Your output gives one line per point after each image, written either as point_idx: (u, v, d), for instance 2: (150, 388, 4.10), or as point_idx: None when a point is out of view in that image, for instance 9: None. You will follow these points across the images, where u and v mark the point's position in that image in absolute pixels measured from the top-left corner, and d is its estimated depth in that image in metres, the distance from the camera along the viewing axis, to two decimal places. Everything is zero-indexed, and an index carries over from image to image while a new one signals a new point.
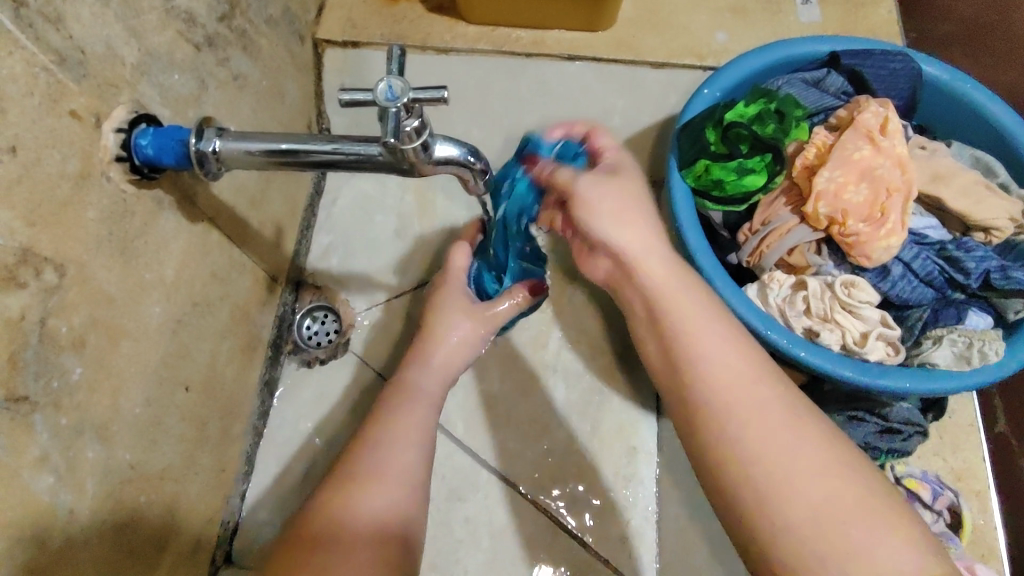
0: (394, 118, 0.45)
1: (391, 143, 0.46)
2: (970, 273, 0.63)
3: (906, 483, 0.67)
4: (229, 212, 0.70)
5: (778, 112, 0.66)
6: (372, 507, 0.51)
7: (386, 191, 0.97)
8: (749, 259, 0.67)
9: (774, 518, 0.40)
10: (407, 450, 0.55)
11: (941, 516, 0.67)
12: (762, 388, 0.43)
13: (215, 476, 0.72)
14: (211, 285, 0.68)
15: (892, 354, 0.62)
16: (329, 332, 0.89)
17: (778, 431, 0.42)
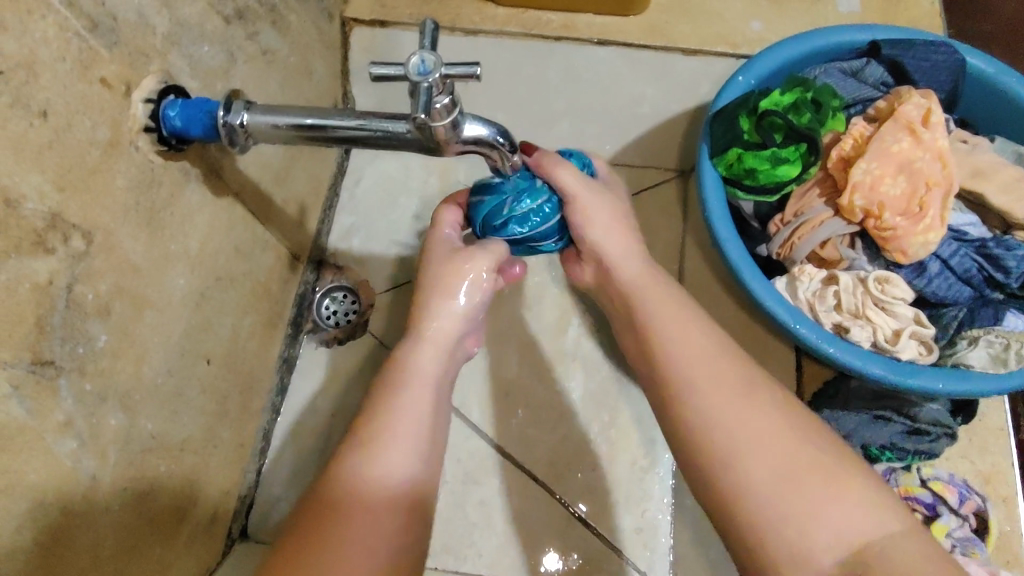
0: (425, 93, 0.44)
1: (421, 119, 0.45)
2: (1010, 272, 0.61)
3: (931, 485, 0.65)
4: (255, 188, 0.71)
5: (814, 101, 0.64)
6: (383, 476, 0.47)
7: (409, 173, 0.97)
8: (779, 252, 0.65)
9: (727, 476, 0.44)
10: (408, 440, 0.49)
11: (966, 521, 0.64)
12: (727, 364, 0.49)
13: (233, 450, 0.72)
14: (235, 261, 0.68)
15: (925, 354, 0.61)
16: (347, 312, 0.89)
17: (744, 414, 0.46)
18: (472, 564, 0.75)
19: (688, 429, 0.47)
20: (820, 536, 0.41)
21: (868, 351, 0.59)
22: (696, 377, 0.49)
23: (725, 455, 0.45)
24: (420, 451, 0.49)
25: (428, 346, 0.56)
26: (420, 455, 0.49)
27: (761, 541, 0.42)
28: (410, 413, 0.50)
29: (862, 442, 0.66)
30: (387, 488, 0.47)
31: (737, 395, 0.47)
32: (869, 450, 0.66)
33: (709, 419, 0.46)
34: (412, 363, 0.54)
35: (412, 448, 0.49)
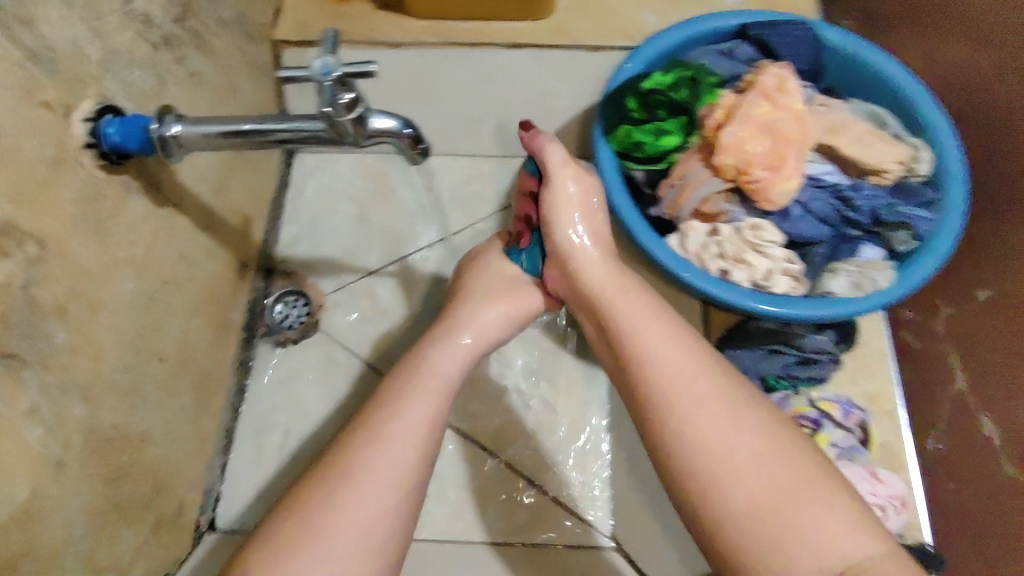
0: (330, 90, 0.51)
1: (328, 113, 0.53)
2: (860, 210, 0.71)
3: (819, 404, 0.73)
4: (194, 200, 0.77)
5: (692, 79, 0.73)
6: (366, 493, 0.50)
7: (348, 180, 1.04)
8: (668, 212, 0.73)
9: (715, 504, 0.47)
10: (400, 450, 0.53)
11: (851, 432, 0.72)
12: (700, 388, 0.52)
13: (195, 445, 0.77)
14: (179, 267, 0.74)
15: (795, 287, 0.69)
16: (300, 314, 0.95)
17: (728, 436, 0.49)
18: (429, 531, 0.81)
19: (668, 457, 0.50)
20: (802, 555, 0.45)
21: (747, 289, 0.67)
22: (679, 399, 0.51)
23: (711, 478, 0.48)
24: (401, 475, 0.52)
25: (440, 367, 0.60)
26: (416, 479, 0.53)
27: (747, 559, 0.46)
28: (409, 437, 0.54)
29: (759, 375, 0.74)
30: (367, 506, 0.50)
31: (717, 418, 0.50)
32: (766, 381, 0.74)
33: (693, 445, 0.49)
34: (416, 383, 0.58)
35: (392, 472, 0.52)
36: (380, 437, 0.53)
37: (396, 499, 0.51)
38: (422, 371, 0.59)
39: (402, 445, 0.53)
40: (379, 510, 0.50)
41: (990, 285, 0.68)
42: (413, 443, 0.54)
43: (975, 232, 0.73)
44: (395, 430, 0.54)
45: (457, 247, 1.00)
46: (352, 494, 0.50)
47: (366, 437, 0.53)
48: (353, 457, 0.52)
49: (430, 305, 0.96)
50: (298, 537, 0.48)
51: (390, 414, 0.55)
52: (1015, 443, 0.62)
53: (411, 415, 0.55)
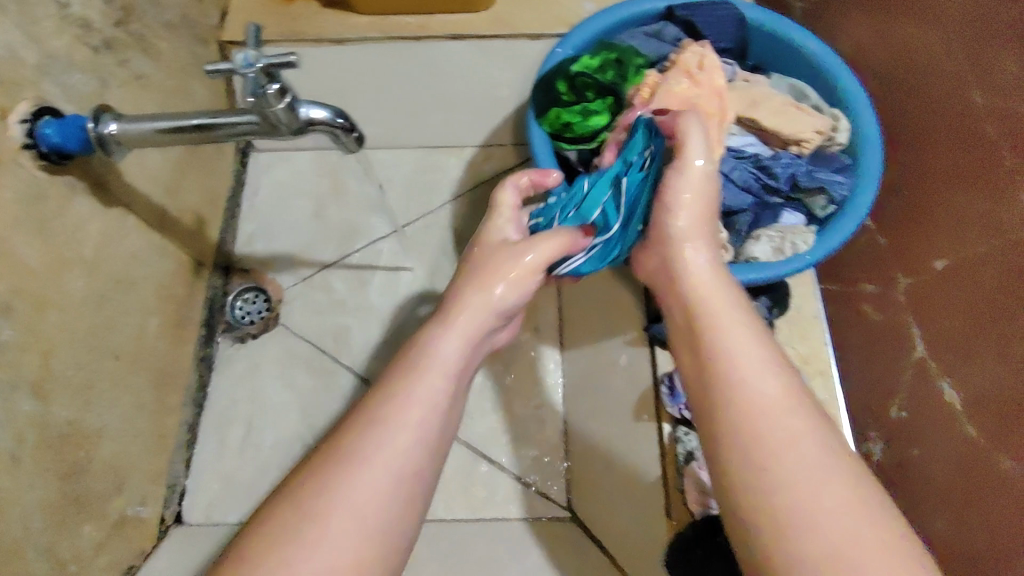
0: (252, 81, 0.53)
1: (253, 100, 0.55)
2: (779, 177, 0.74)
3: None
4: (146, 200, 0.78)
5: (618, 61, 0.74)
6: (356, 477, 0.45)
7: (304, 177, 1.05)
8: None
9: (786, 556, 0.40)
10: (396, 433, 0.47)
11: None
12: (789, 420, 0.45)
13: (155, 440, 0.79)
14: (132, 265, 0.75)
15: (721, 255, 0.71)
16: (260, 310, 0.96)
17: (813, 476, 0.42)
18: None
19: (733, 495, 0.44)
20: None
21: None
22: (763, 429, 0.44)
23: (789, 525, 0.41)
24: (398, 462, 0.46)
25: (448, 351, 0.54)
26: (412, 477, 0.47)
27: None
28: (409, 427, 0.48)
29: None
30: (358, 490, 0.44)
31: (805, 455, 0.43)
32: None
33: (769, 485, 0.42)
34: (421, 369, 0.52)
35: (389, 459, 0.46)
36: (377, 424, 0.47)
37: (382, 496, 0.45)
38: (430, 353, 0.54)
39: (400, 438, 0.47)
40: (359, 512, 0.44)
41: (946, 255, 0.70)
42: (408, 424, 0.48)
43: (917, 198, 0.76)
44: (395, 421, 0.48)
45: (411, 238, 1.02)
46: (337, 490, 0.44)
47: (365, 426, 0.47)
48: (352, 445, 0.46)
49: (386, 294, 0.97)
50: (281, 537, 0.42)
51: (387, 402, 0.49)
52: (973, 406, 0.65)
53: (411, 396, 0.50)
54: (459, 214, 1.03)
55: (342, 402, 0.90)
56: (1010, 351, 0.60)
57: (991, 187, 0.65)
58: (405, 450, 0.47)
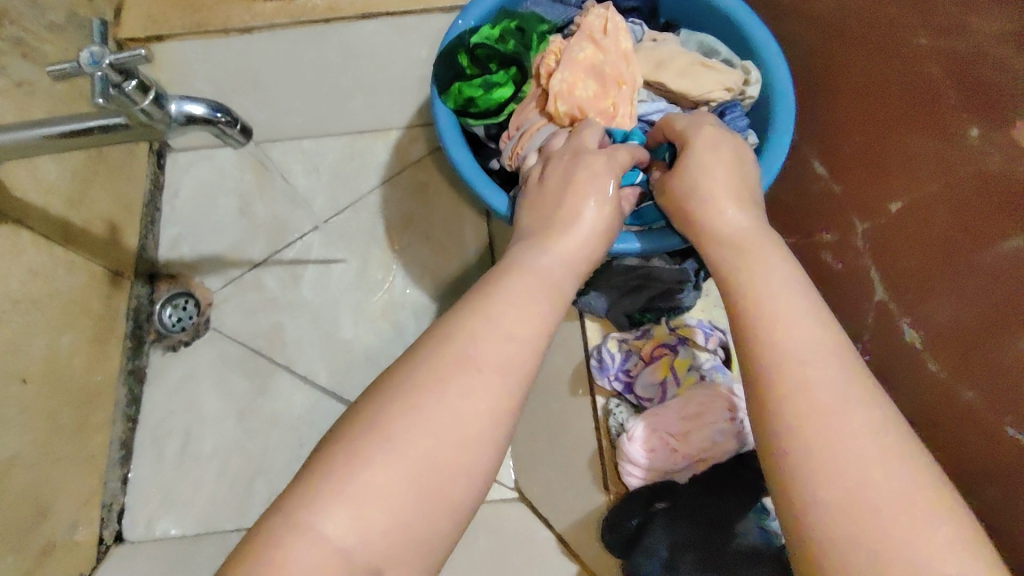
0: (101, 80, 0.51)
1: (105, 101, 0.51)
2: None
3: (679, 329, 0.71)
4: (43, 213, 0.74)
5: (519, 30, 0.71)
6: (447, 395, 0.38)
7: (225, 174, 1.00)
8: (510, 164, 0.69)
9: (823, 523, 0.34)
10: (495, 346, 0.40)
11: (715, 354, 0.70)
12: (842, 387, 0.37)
13: (82, 461, 0.76)
14: (32, 283, 0.71)
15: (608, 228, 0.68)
16: (190, 315, 0.93)
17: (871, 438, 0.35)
18: None
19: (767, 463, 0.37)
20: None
21: None
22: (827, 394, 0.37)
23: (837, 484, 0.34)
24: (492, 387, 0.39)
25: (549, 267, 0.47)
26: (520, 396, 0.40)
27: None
28: (529, 339, 0.41)
29: (624, 313, 0.72)
30: (455, 407, 0.37)
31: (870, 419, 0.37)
32: (632, 316, 0.72)
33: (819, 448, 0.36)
34: (524, 279, 0.44)
35: (484, 379, 0.39)
36: (486, 321, 0.41)
37: (497, 404, 0.39)
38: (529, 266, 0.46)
39: (516, 339, 0.41)
40: (461, 424, 0.37)
41: (898, 196, 0.63)
42: (508, 342, 0.41)
43: (862, 142, 0.68)
44: (508, 323, 0.41)
45: (340, 229, 0.97)
46: (448, 390, 0.38)
47: (481, 324, 0.41)
48: (453, 343, 0.40)
49: (318, 288, 0.94)
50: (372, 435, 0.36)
51: (498, 301, 0.42)
52: (933, 344, 0.61)
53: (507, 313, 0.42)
54: (388, 199, 0.98)
55: (279, 402, 0.88)
56: (966, 289, 0.56)
57: (932, 127, 0.58)
58: (500, 371, 0.39)
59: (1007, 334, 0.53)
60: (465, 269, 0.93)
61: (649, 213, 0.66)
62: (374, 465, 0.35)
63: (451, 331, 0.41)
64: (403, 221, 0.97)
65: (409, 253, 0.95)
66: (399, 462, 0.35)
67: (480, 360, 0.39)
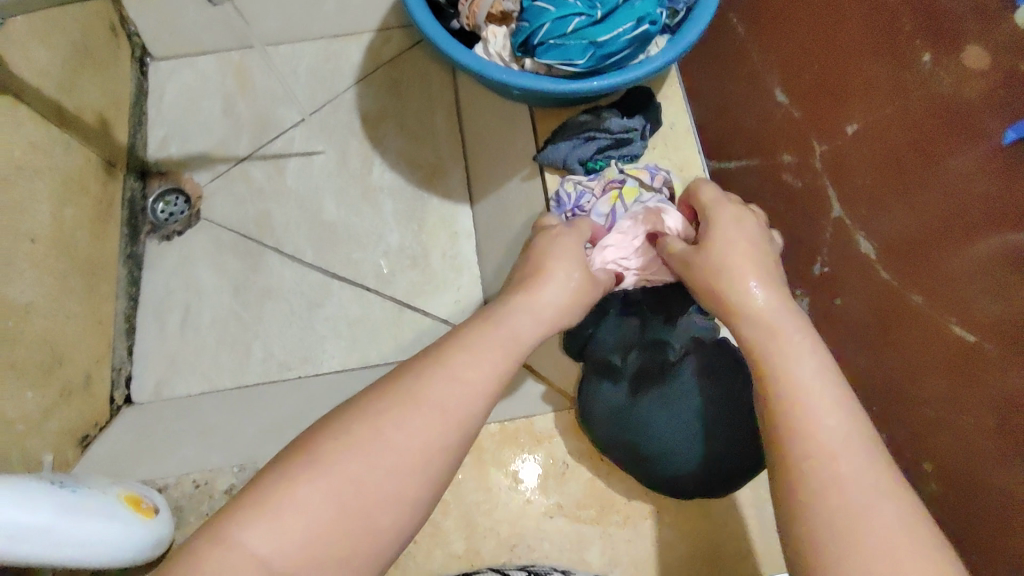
0: None
1: None
2: None
3: (627, 170, 0.77)
4: (40, 95, 0.79)
5: None
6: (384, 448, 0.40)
7: (207, 79, 1.06)
8: (467, 22, 0.76)
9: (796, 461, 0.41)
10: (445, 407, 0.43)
11: (660, 190, 0.76)
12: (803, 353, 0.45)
13: (90, 324, 0.82)
14: (33, 154, 0.76)
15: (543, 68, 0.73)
16: (180, 208, 1.00)
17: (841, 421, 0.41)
18: (329, 364, 0.91)
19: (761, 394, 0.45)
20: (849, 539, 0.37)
21: (537, 76, 0.72)
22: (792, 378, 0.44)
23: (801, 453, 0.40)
24: (422, 454, 0.41)
25: (518, 332, 0.50)
26: (453, 451, 0.43)
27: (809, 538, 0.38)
28: (481, 393, 0.45)
29: (578, 160, 0.79)
30: (386, 459, 0.40)
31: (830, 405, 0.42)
32: (586, 164, 0.79)
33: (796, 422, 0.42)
34: (488, 338, 0.48)
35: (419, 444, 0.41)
36: (443, 370, 0.44)
37: (430, 452, 0.41)
38: (503, 325, 0.49)
39: (467, 393, 0.44)
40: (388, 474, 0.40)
41: (856, 117, 0.71)
42: (459, 395, 0.44)
43: (824, 65, 0.75)
44: (461, 372, 0.45)
45: (321, 123, 1.04)
46: (387, 426, 0.41)
47: (433, 372, 0.44)
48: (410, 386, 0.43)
49: (302, 177, 1.01)
50: (313, 454, 0.40)
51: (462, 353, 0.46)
52: (888, 256, 0.69)
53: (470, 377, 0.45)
54: (363, 96, 1.05)
55: (272, 278, 0.95)
56: (920, 202, 0.65)
57: (890, 56, 0.68)
58: (436, 444, 0.42)
59: (963, 239, 0.62)
60: (439, 157, 1.00)
61: (611, 50, 0.69)
62: (301, 492, 0.38)
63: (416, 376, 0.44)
64: (378, 114, 1.03)
65: (386, 144, 1.02)
66: (325, 488, 0.38)
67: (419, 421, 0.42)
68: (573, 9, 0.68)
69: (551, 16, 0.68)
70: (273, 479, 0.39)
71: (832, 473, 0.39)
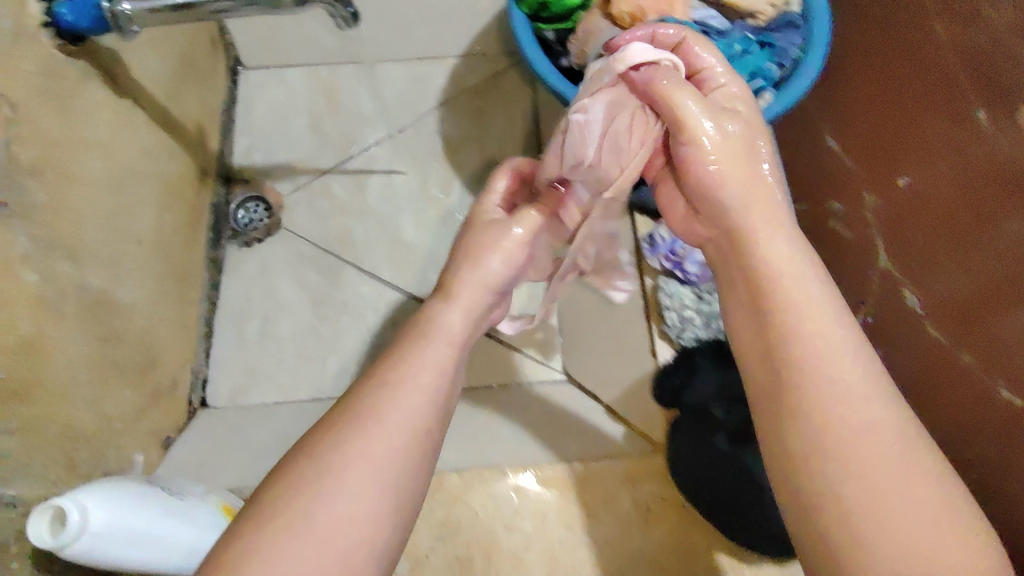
0: None
1: None
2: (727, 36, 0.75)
3: None
4: (152, 100, 0.81)
5: None
6: (350, 474, 0.44)
7: (295, 93, 1.09)
8: (576, 62, 0.78)
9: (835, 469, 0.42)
10: (403, 411, 0.47)
11: None
12: (850, 369, 0.44)
13: (178, 327, 0.84)
14: (143, 158, 0.78)
15: None
16: (260, 216, 1.01)
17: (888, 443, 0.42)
18: None
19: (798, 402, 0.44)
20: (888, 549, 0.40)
21: None
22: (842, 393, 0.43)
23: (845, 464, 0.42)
24: (387, 465, 0.45)
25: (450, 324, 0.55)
26: (416, 455, 0.47)
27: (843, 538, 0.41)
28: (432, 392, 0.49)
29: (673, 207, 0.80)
30: (350, 480, 0.44)
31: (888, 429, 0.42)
32: None
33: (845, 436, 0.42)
34: (427, 340, 0.52)
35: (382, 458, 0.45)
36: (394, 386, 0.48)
37: (395, 461, 0.45)
38: (435, 323, 0.54)
39: (416, 395, 0.48)
40: (361, 497, 0.43)
41: (910, 171, 0.69)
42: (415, 396, 0.48)
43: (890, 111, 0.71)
44: (410, 382, 0.49)
45: (404, 143, 1.06)
46: (345, 454, 0.44)
47: (384, 391, 0.48)
48: (365, 404, 0.47)
49: (383, 195, 1.03)
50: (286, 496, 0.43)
51: (402, 362, 0.50)
52: (935, 314, 0.67)
53: (415, 378, 0.49)
54: (446, 120, 1.07)
55: (350, 293, 0.96)
56: (972, 262, 0.62)
57: (948, 109, 0.62)
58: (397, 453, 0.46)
59: (1011, 305, 0.57)
60: None
61: None
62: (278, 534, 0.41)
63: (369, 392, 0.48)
64: (460, 139, 1.05)
65: (467, 168, 1.04)
66: (302, 527, 0.42)
67: (380, 437, 0.46)
68: None
69: None
70: (261, 517, 0.42)
71: (877, 494, 0.41)
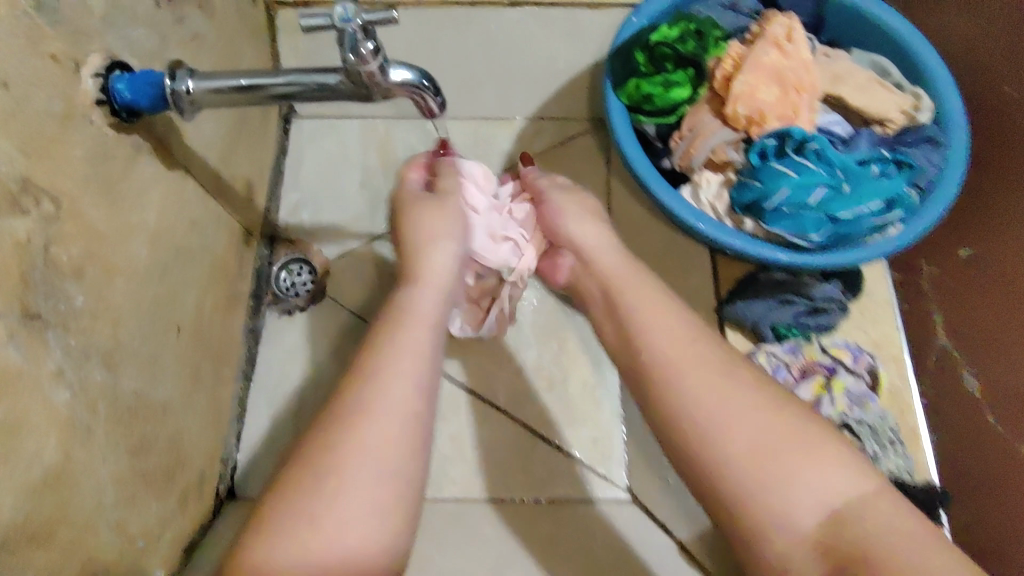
0: (351, 37, 0.52)
1: (350, 62, 0.53)
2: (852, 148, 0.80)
3: (831, 350, 0.81)
4: (204, 165, 0.74)
5: (697, 34, 0.82)
6: (343, 483, 0.47)
7: (348, 149, 1.01)
8: (680, 162, 0.82)
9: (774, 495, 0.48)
10: (393, 410, 0.50)
11: (862, 375, 0.80)
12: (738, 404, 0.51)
13: (210, 415, 0.76)
14: (191, 233, 0.71)
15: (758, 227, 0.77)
16: (305, 281, 0.93)
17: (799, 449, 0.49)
18: (449, 492, 0.80)
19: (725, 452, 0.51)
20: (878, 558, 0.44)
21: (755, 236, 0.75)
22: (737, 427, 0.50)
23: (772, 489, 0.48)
24: (380, 468, 0.48)
25: (422, 305, 0.59)
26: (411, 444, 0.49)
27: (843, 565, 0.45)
28: (415, 382, 0.52)
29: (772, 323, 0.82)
30: (343, 488, 0.46)
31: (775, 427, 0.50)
32: (778, 329, 0.82)
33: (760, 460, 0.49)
34: (411, 323, 0.57)
35: (371, 461, 0.48)
36: (378, 388, 0.51)
37: (399, 461, 0.48)
38: (407, 308, 0.58)
39: (407, 385, 0.52)
40: (360, 501, 0.47)
41: (975, 246, 0.79)
42: (407, 394, 0.51)
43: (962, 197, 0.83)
44: (398, 368, 0.52)
45: None
46: (337, 477, 0.47)
47: (366, 394, 0.50)
48: (353, 415, 0.49)
49: None
50: (287, 534, 0.45)
51: (386, 357, 0.53)
52: (992, 398, 0.74)
53: (401, 368, 0.52)
54: None
55: None
56: None
57: None
58: (393, 446, 0.49)
59: None
60: None
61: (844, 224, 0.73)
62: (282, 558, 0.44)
63: (351, 401, 0.50)
64: None
65: None
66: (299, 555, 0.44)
67: (371, 443, 0.48)
68: (816, 179, 0.73)
69: (792, 182, 0.72)
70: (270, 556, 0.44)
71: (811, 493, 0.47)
